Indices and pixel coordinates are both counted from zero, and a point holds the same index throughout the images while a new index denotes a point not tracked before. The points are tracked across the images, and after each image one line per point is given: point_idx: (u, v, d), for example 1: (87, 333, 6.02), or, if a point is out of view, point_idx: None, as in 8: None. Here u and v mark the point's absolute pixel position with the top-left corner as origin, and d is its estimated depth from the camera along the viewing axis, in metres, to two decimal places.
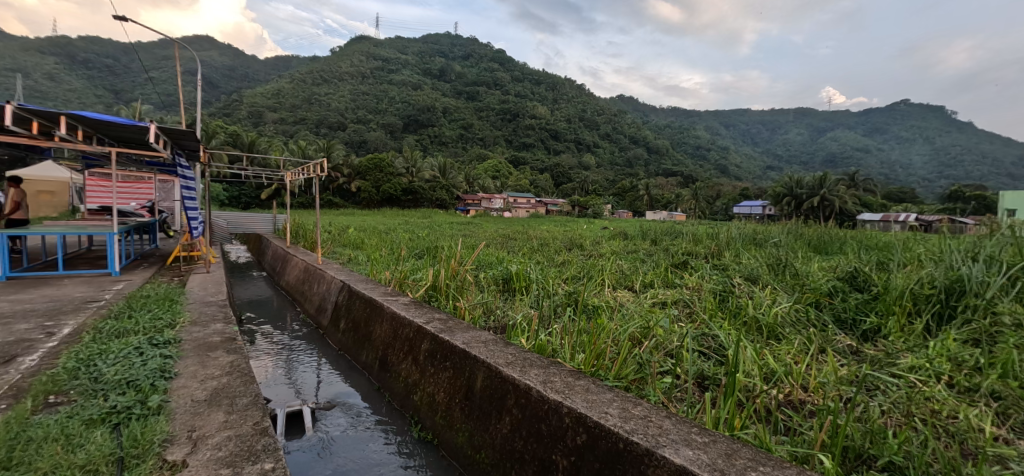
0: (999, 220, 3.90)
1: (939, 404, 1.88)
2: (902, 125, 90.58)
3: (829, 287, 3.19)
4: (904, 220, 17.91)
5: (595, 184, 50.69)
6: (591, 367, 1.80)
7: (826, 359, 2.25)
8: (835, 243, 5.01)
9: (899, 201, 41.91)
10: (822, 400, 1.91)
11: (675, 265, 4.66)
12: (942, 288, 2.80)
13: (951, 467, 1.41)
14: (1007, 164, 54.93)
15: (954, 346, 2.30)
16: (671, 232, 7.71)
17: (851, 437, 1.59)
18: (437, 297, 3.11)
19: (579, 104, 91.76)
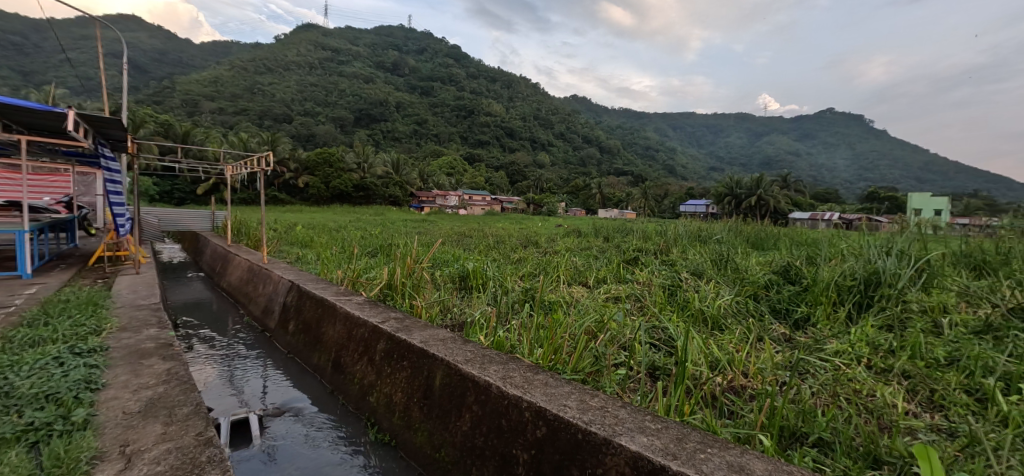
0: (909, 218, 4.32)
1: (859, 384, 2.09)
2: (828, 132, 98.39)
3: (765, 281, 3.44)
4: (830, 218, 19.50)
5: (549, 183, 51.46)
6: (548, 361, 1.84)
7: (764, 346, 2.43)
8: (770, 239, 5.38)
9: (824, 201, 45.51)
10: (761, 385, 2.06)
11: (627, 261, 4.83)
12: (861, 280, 3.09)
13: (867, 437, 1.58)
14: (915, 168, 60.90)
15: (872, 332, 2.54)
16: (622, 229, 7.96)
17: (784, 415, 1.74)
18: (392, 296, 3.04)
19: (534, 103, 92.78)
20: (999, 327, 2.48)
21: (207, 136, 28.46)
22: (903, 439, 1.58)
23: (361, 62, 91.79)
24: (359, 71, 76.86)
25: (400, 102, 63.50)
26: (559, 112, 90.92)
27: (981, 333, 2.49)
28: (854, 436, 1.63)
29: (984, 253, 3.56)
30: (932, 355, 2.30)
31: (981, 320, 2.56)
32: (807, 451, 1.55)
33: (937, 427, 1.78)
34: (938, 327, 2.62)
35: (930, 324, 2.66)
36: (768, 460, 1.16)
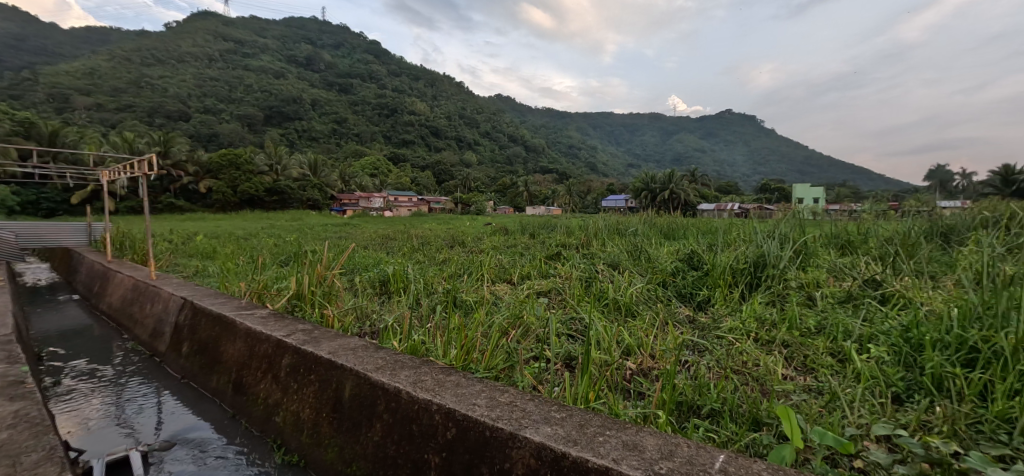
0: (791, 206, 4.87)
1: (746, 356, 2.33)
2: (727, 131, 108.65)
3: (672, 268, 3.70)
4: (734, 207, 21.62)
5: (476, 182, 51.46)
6: (462, 362, 1.83)
7: (667, 330, 2.62)
8: (679, 230, 5.81)
9: (726, 193, 50.23)
10: (664, 364, 2.23)
11: (550, 257, 4.94)
12: (751, 263, 3.43)
13: (749, 403, 1.79)
14: (797, 163, 69.14)
15: (759, 308, 2.85)
16: (548, 226, 8.14)
17: (680, 389, 1.90)
18: (302, 306, 2.84)
19: (458, 102, 92.44)
20: (857, 296, 2.90)
21: (82, 137, 24.87)
22: (778, 402, 1.80)
23: (268, 55, 85.19)
24: (266, 66, 71.32)
25: (315, 99, 60.01)
26: (484, 112, 91.46)
27: (844, 302, 2.89)
28: (739, 403, 1.83)
29: (848, 235, 4.11)
30: (806, 325, 2.63)
31: (845, 291, 2.97)
32: (697, 423, 1.71)
33: (807, 388, 2.04)
34: (812, 300, 3.00)
35: (806, 298, 3.04)
36: (659, 434, 1.28)
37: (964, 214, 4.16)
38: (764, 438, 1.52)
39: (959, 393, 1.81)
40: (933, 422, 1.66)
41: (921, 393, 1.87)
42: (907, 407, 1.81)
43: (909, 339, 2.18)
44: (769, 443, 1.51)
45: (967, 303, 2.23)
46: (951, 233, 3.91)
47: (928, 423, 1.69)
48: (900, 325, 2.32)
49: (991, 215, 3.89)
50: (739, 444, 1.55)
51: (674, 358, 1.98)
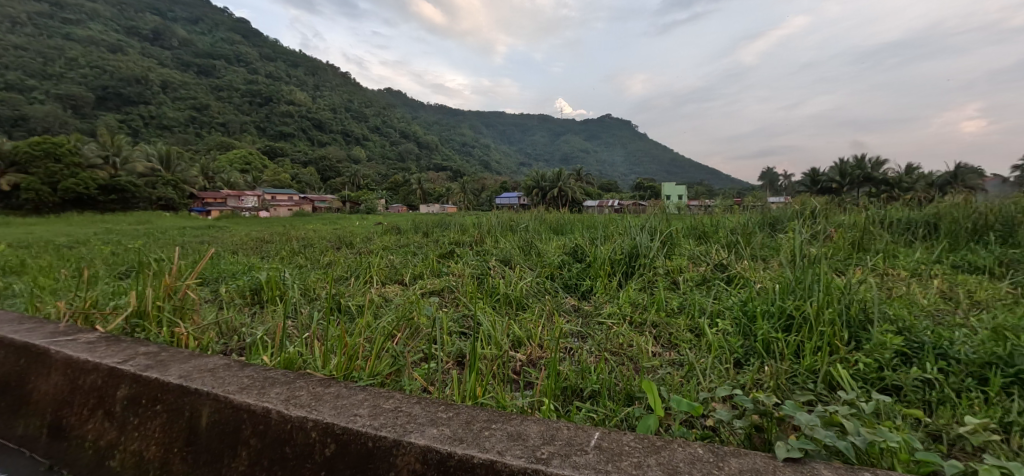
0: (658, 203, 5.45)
1: (622, 339, 2.55)
2: (606, 134, 118.04)
3: (559, 261, 3.90)
4: (617, 202, 23.59)
5: (365, 179, 48.94)
6: (343, 371, 1.72)
7: (552, 321, 2.75)
8: (566, 225, 6.16)
9: (607, 192, 54.68)
10: (550, 354, 2.36)
11: (443, 255, 4.87)
12: (627, 254, 3.75)
13: (624, 381, 1.98)
14: (664, 166, 77.91)
15: (634, 295, 3.13)
16: (442, 224, 8.05)
17: (563, 375, 2.02)
18: (146, 326, 2.41)
19: (343, 94, 86.91)
20: (710, 279, 3.35)
21: None
22: (646, 377, 2.01)
23: (99, 24, 71.16)
24: (97, 37, 59.52)
25: (166, 81, 51.75)
26: (372, 106, 87.41)
27: (700, 284, 3.32)
28: (616, 382, 2.01)
29: (703, 225, 4.72)
30: (670, 306, 2.96)
31: (700, 275, 3.41)
32: (578, 407, 1.83)
33: (672, 361, 2.30)
34: (674, 284, 3.39)
35: (670, 282, 3.42)
36: (543, 421, 1.34)
37: (786, 207, 5.03)
38: (637, 411, 1.69)
39: (781, 354, 2.20)
40: (763, 380, 2.00)
41: (755, 356, 2.23)
42: (745, 369, 2.14)
43: (747, 312, 2.58)
44: (640, 415, 1.68)
45: (785, 280, 2.71)
46: (777, 222, 4.70)
47: (760, 382, 2.02)
48: (739, 301, 2.75)
49: (802, 209, 4.77)
50: (615, 419, 1.71)
51: (559, 346, 2.10)
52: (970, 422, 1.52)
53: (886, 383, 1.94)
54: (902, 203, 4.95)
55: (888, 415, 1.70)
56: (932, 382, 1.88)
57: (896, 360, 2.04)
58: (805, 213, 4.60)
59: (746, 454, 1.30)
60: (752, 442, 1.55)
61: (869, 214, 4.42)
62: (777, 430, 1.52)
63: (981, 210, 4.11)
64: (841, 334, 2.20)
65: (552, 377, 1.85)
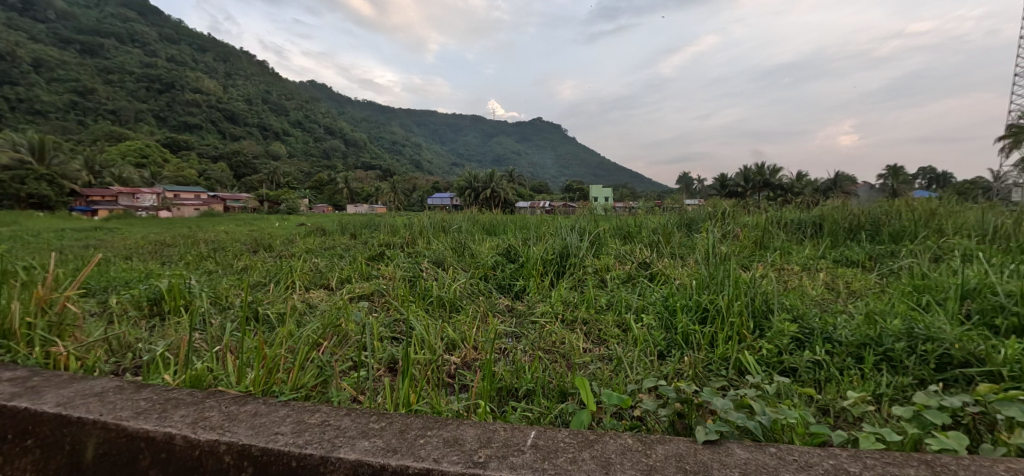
0: (588, 205, 5.65)
1: (555, 336, 2.60)
2: (537, 137, 120.82)
3: (492, 262, 3.90)
4: (548, 203, 24.23)
5: (286, 177, 45.85)
6: (261, 386, 1.58)
7: (486, 322, 2.73)
8: (499, 226, 6.19)
9: (538, 193, 56.00)
10: (485, 355, 2.34)
11: (373, 257, 4.67)
12: (557, 253, 3.84)
13: (557, 378, 2.02)
14: (591, 170, 81.40)
15: (565, 293, 3.21)
16: (371, 225, 7.74)
17: (498, 376, 2.02)
18: (13, 346, 2.05)
19: (259, 85, 80.78)
20: (634, 276, 3.54)
21: None
22: (579, 373, 2.07)
23: None
24: None
25: (40, 59, 44.84)
26: (293, 98, 82.22)
27: (626, 281, 3.49)
28: (549, 380, 2.04)
29: (628, 226, 4.97)
30: (599, 303, 3.07)
31: (626, 273, 3.58)
32: (514, 408, 1.83)
33: (603, 356, 2.39)
34: (604, 282, 3.53)
35: (599, 280, 3.56)
36: (480, 424, 1.32)
37: (699, 208, 5.46)
38: (571, 407, 1.73)
39: (699, 344, 2.37)
40: (684, 370, 2.13)
41: (676, 347, 2.38)
42: (668, 360, 2.28)
43: (668, 307, 2.74)
44: (572, 412, 1.72)
45: (700, 276, 2.93)
46: (692, 222, 5.07)
47: (681, 370, 2.16)
48: (661, 296, 2.92)
49: (714, 210, 5.19)
50: (549, 417, 1.73)
51: (493, 346, 2.09)
52: (851, 396, 1.73)
53: (786, 365, 2.15)
54: (794, 205, 5.57)
55: (788, 395, 1.89)
56: (821, 363, 2.12)
57: (792, 344, 2.28)
58: (716, 214, 5.02)
59: (671, 439, 1.37)
60: (674, 428, 1.65)
61: (768, 215, 4.92)
62: (696, 415, 1.63)
63: (854, 212, 4.73)
64: (747, 324, 2.42)
65: (487, 379, 1.84)
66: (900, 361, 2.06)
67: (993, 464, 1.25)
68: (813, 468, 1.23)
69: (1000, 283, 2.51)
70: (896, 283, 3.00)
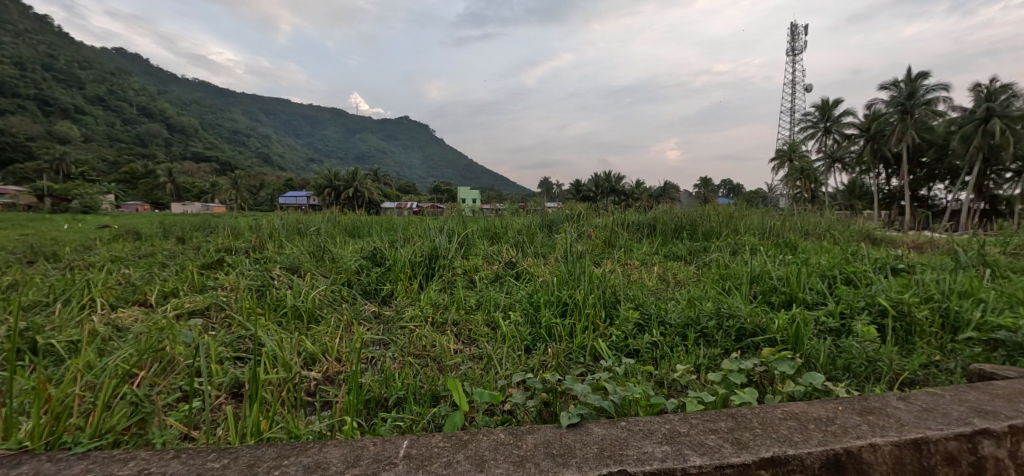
0: (457, 207, 5.66)
1: (426, 340, 2.53)
2: (402, 136, 117.85)
3: (356, 266, 3.63)
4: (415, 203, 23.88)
5: (82, 166, 36.88)
6: (46, 439, 1.25)
7: (351, 331, 2.53)
8: (363, 228, 5.83)
9: (405, 193, 54.83)
10: (350, 366, 2.17)
11: (208, 265, 3.98)
12: (426, 256, 3.75)
13: (430, 381, 1.97)
14: (458, 174, 82.71)
15: (435, 296, 3.15)
16: (207, 227, 6.63)
17: (365, 388, 1.88)
18: None
19: (38, 45, 63.41)
20: (502, 275, 3.65)
21: None
22: (451, 375, 2.05)
23: None
24: None
25: None
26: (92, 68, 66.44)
27: (493, 281, 3.58)
28: (420, 385, 1.97)
29: (495, 227, 5.10)
30: (469, 303, 3.08)
31: (494, 272, 3.68)
32: (383, 420, 1.73)
33: (474, 356, 2.41)
34: (472, 282, 3.57)
35: (468, 281, 3.58)
36: (345, 442, 1.25)
37: (558, 210, 5.88)
38: (443, 409, 1.70)
39: (560, 335, 2.54)
40: (548, 362, 2.27)
41: (541, 341, 2.51)
42: (534, 353, 2.39)
43: (533, 303, 2.89)
44: (446, 414, 1.70)
45: (560, 273, 3.15)
46: (552, 224, 5.43)
47: (546, 363, 2.29)
48: (527, 294, 3.05)
49: (571, 213, 5.63)
50: (421, 423, 1.68)
51: (359, 356, 1.95)
52: (680, 368, 2.03)
53: (632, 348, 2.43)
54: (634, 209, 6.35)
55: (634, 374, 2.12)
56: (658, 343, 2.45)
57: (635, 328, 2.59)
58: (572, 216, 5.46)
59: (540, 427, 1.43)
60: (541, 417, 1.73)
61: (614, 217, 5.52)
62: (561, 403, 1.75)
63: (677, 215, 5.58)
64: (601, 313, 2.67)
65: (353, 390, 1.71)
66: (712, 336, 2.48)
67: (776, 409, 1.58)
68: (655, 434, 1.41)
69: (774, 270, 3.21)
70: (708, 273, 3.63)
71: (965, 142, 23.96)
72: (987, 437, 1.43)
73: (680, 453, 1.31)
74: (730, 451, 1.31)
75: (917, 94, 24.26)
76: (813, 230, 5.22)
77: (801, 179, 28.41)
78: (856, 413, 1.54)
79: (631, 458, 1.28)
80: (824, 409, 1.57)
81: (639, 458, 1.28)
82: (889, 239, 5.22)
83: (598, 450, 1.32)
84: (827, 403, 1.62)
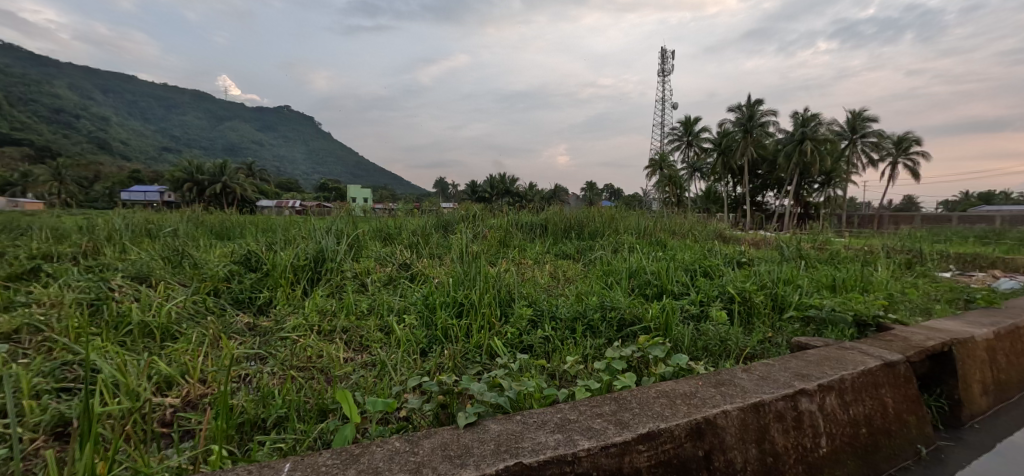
0: (346, 207, 5.35)
1: (311, 350, 2.37)
2: (282, 128, 107.87)
3: (226, 272, 3.19)
4: (297, 202, 22.06)
5: None
6: None
7: (219, 347, 2.26)
8: (234, 229, 5.22)
9: (285, 191, 50.38)
10: (219, 387, 1.94)
11: (18, 276, 3.20)
12: (311, 259, 3.46)
13: (316, 396, 1.86)
14: (347, 171, 78.27)
15: (321, 302, 2.95)
16: (16, 227, 5.36)
17: (237, 410, 1.71)
18: None
19: None
20: (396, 278, 3.55)
21: None
22: (339, 386, 1.95)
23: None
24: None
25: None
26: None
27: (387, 284, 3.47)
28: (306, 400, 1.86)
29: (388, 228, 4.91)
30: (360, 308, 2.94)
31: (387, 275, 3.56)
32: (261, 444, 1.58)
33: (366, 363, 2.32)
34: (363, 286, 3.41)
35: (359, 285, 3.41)
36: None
37: (454, 211, 5.89)
38: (332, 424, 1.63)
39: (457, 336, 2.56)
40: (445, 363, 2.28)
41: (436, 343, 2.50)
42: (430, 355, 2.38)
43: (428, 305, 2.85)
44: (333, 429, 1.62)
45: (455, 274, 3.15)
46: (448, 224, 5.43)
47: (442, 364, 2.29)
48: (422, 296, 3.01)
49: (467, 214, 5.67)
50: (306, 442, 1.58)
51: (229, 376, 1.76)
52: (569, 360, 2.18)
53: (526, 344, 2.54)
54: (528, 210, 6.62)
55: (527, 368, 2.24)
56: (549, 337, 2.60)
57: (528, 325, 2.71)
58: (468, 217, 5.51)
59: (436, 432, 1.46)
60: (438, 420, 1.73)
61: (509, 217, 5.70)
62: (456, 404, 1.78)
63: (566, 216, 5.96)
64: (496, 312, 2.75)
65: (222, 414, 1.54)
66: (598, 328, 2.71)
67: (650, 389, 1.79)
68: (548, 424, 1.51)
69: (648, 265, 3.59)
70: (594, 270, 3.93)
71: (787, 159, 29.25)
72: (804, 395, 1.77)
73: (570, 439, 1.41)
74: (612, 431, 1.45)
75: (754, 117, 28.98)
76: (679, 230, 5.96)
77: (669, 186, 32.15)
78: (712, 386, 1.81)
79: (526, 449, 1.34)
80: (687, 385, 1.82)
81: (535, 448, 1.35)
82: (734, 237, 6.20)
83: (494, 446, 1.36)
84: (690, 379, 1.88)
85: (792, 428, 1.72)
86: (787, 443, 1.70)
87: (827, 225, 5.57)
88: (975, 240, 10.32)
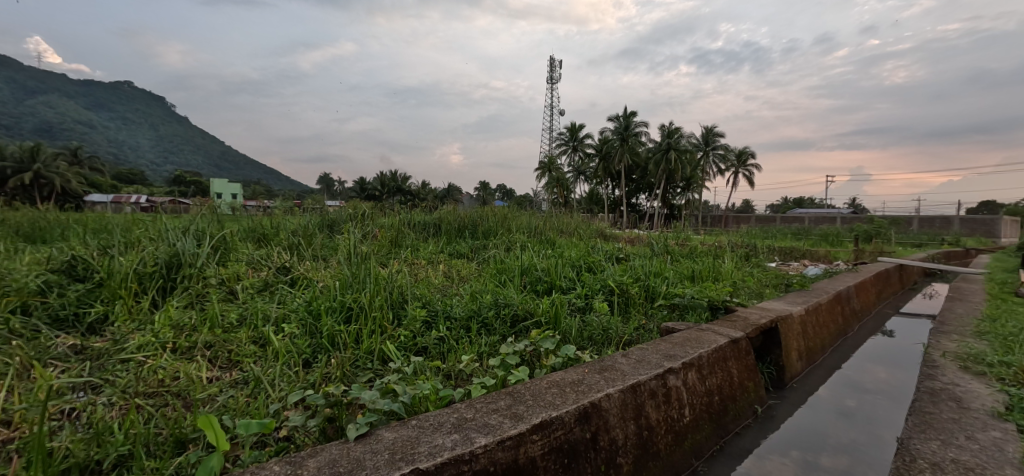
0: (210, 203, 4.68)
1: (163, 372, 2.03)
2: (121, 109, 91.11)
3: (38, 285, 2.54)
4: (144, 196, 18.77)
5: None
6: None
7: (32, 377, 1.80)
8: (55, 230, 4.27)
9: (127, 184, 42.73)
10: (34, 428, 1.57)
11: None
12: (162, 264, 2.95)
13: (170, 425, 1.61)
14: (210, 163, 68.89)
15: (175, 314, 2.53)
16: None
17: (62, 453, 1.40)
18: None
19: None
20: (272, 283, 3.23)
21: None
22: (201, 411, 1.72)
23: None
24: None
25: None
26: None
27: (261, 291, 3.13)
28: (158, 432, 1.60)
29: (262, 227, 4.41)
30: (228, 320, 2.59)
31: (262, 281, 3.22)
32: None
33: (235, 382, 2.06)
34: (232, 294, 3.02)
35: (226, 293, 3.02)
36: None
37: (340, 209, 5.53)
38: (192, 455, 1.43)
39: (344, 343, 2.41)
40: (331, 372, 2.13)
41: (322, 352, 2.33)
42: (314, 367, 2.20)
43: (312, 311, 2.63)
44: (196, 459, 1.42)
45: (341, 277, 2.93)
46: (334, 223, 5.09)
47: (327, 374, 2.14)
48: (304, 302, 2.76)
49: (356, 213, 5.36)
50: None
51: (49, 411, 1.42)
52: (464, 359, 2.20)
53: (420, 346, 2.49)
54: (421, 208, 6.45)
55: (422, 370, 2.19)
56: (444, 337, 2.59)
57: (422, 326, 2.65)
58: (356, 216, 5.21)
59: (322, 449, 1.36)
60: (325, 435, 1.61)
61: (400, 216, 5.49)
62: (345, 416, 1.66)
63: (460, 215, 5.94)
64: (388, 315, 2.65)
65: None
66: (492, 325, 2.75)
67: (542, 381, 1.88)
68: (444, 425, 1.50)
69: (539, 263, 3.73)
70: (487, 268, 3.98)
71: (656, 166, 32.77)
72: (671, 373, 2.01)
73: (467, 437, 1.42)
74: (507, 425, 1.49)
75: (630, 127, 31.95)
76: (566, 229, 6.32)
77: (556, 186, 33.93)
78: (596, 373, 1.96)
79: (423, 454, 1.31)
80: (575, 374, 1.94)
81: (431, 452, 1.33)
82: (613, 235, 6.77)
83: (388, 455, 1.31)
84: (577, 368, 2.01)
85: (663, 402, 1.95)
86: (659, 416, 1.91)
87: (689, 223, 6.36)
88: (792, 235, 12.62)
